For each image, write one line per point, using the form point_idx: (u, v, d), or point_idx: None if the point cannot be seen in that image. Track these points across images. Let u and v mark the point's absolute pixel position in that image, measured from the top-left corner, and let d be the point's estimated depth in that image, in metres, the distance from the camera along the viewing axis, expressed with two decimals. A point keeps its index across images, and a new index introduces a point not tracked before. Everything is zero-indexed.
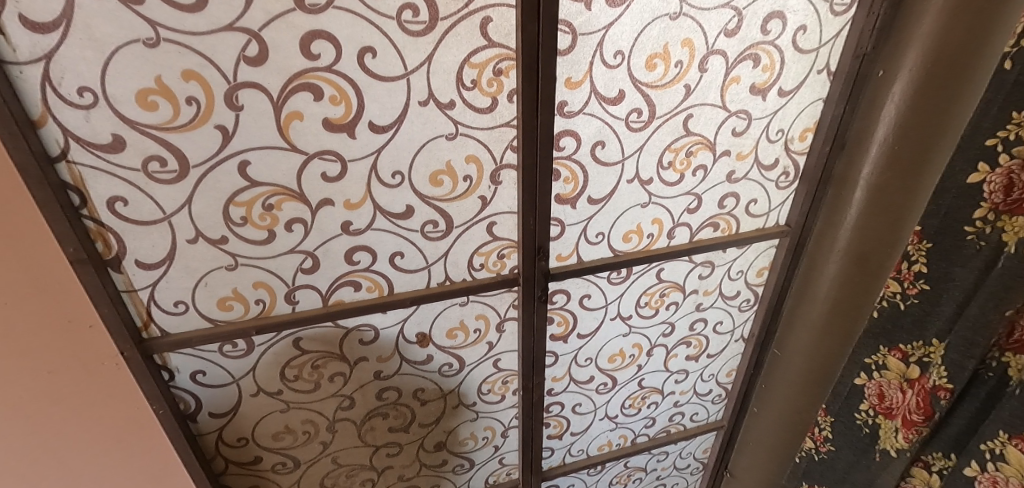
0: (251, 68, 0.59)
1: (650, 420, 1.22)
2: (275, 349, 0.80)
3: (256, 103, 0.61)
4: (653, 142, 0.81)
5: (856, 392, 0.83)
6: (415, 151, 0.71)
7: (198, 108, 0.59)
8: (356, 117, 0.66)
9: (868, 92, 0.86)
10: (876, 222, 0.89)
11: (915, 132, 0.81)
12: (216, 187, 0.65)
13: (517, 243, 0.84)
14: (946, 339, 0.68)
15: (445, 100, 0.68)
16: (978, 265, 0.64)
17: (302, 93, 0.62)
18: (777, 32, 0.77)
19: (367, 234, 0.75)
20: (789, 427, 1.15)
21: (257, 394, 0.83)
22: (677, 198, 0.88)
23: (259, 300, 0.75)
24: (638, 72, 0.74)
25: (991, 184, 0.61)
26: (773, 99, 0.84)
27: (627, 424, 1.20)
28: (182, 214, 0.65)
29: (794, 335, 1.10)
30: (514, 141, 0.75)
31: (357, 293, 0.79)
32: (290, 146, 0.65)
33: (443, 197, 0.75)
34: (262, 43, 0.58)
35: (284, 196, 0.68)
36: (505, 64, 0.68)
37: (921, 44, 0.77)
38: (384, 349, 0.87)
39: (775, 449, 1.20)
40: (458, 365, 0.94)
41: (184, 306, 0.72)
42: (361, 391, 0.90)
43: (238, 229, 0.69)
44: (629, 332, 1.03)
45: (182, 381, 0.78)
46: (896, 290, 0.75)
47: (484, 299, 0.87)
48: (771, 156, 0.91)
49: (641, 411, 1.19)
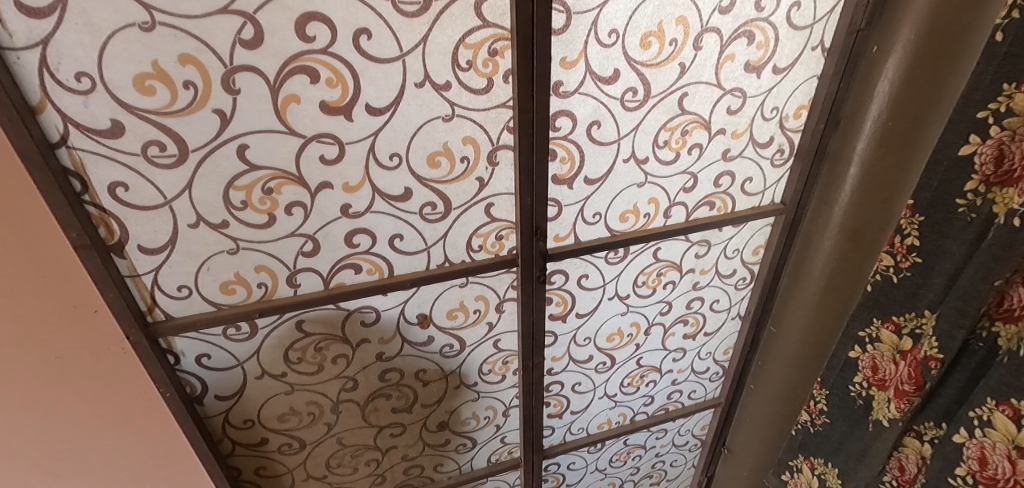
0: (247, 51, 0.59)
1: (649, 398, 1.24)
2: (279, 332, 0.81)
3: (253, 87, 0.62)
4: (648, 121, 0.81)
5: (850, 365, 0.86)
6: (412, 133, 0.71)
7: (195, 93, 0.60)
8: (352, 100, 0.66)
9: (863, 67, 0.86)
10: (870, 198, 0.91)
11: (910, 106, 0.82)
12: (216, 172, 0.66)
13: (515, 224, 0.84)
14: (938, 310, 0.70)
15: (441, 81, 0.69)
16: (969, 237, 0.65)
17: (299, 76, 0.63)
18: (771, 9, 0.77)
19: (367, 217, 0.76)
20: (785, 401, 1.18)
21: (262, 376, 0.85)
22: (673, 177, 0.89)
23: (262, 284, 0.76)
24: (633, 51, 0.74)
25: (981, 156, 0.62)
26: (768, 77, 0.85)
27: (626, 402, 1.22)
28: (183, 199, 0.66)
29: (790, 312, 1.12)
30: (510, 122, 0.75)
31: (357, 276, 0.80)
32: (288, 130, 0.66)
33: (441, 179, 0.76)
34: (258, 25, 0.58)
35: (283, 179, 0.69)
36: (500, 45, 0.68)
37: (915, 18, 0.77)
38: (385, 331, 0.88)
39: (772, 423, 1.23)
40: (458, 346, 0.95)
41: (188, 291, 0.73)
42: (364, 372, 0.91)
43: (239, 214, 0.69)
44: (627, 311, 1.05)
45: (188, 365, 0.80)
46: (889, 264, 0.77)
47: (483, 281, 0.89)
48: (767, 134, 0.91)
49: (640, 390, 1.21)
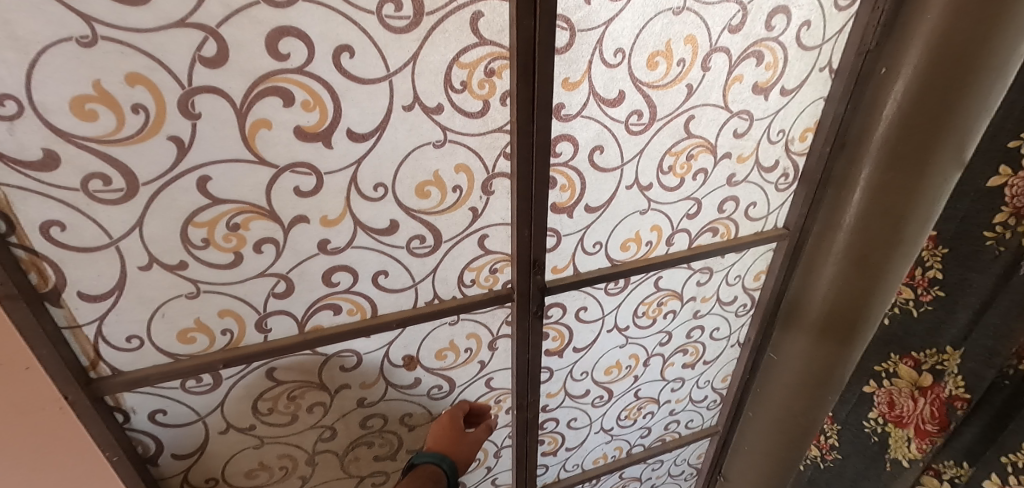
0: (209, 71, 0.51)
1: (646, 430, 1.18)
2: (246, 382, 0.72)
3: (216, 110, 0.53)
4: (653, 145, 0.76)
5: (864, 399, 0.80)
6: (399, 161, 0.64)
7: (147, 118, 0.51)
8: (332, 125, 0.59)
9: (870, 90, 0.83)
10: (876, 224, 0.88)
11: (919, 130, 0.79)
12: (172, 207, 0.57)
13: (511, 256, 0.78)
14: (962, 347, 0.66)
15: (432, 104, 0.62)
16: (996, 271, 0.62)
17: (270, 98, 0.55)
18: (781, 29, 0.74)
19: (347, 252, 0.68)
20: (787, 429, 1.14)
21: (227, 431, 0.75)
22: (677, 203, 0.84)
23: (226, 330, 0.67)
24: (639, 71, 0.69)
25: (1013, 188, 0.59)
26: (775, 99, 0.81)
27: (623, 435, 1.16)
28: (132, 237, 0.57)
29: (790, 340, 1.08)
30: (507, 147, 0.68)
31: (337, 318, 0.72)
32: (258, 159, 0.58)
33: (430, 210, 0.69)
34: (221, 41, 0.50)
35: (251, 213, 0.60)
36: (498, 64, 0.62)
37: (926, 40, 0.74)
38: (368, 375, 0.80)
39: (772, 453, 1.19)
40: (448, 386, 0.87)
41: (139, 341, 0.63)
42: (343, 420, 0.83)
43: (199, 253, 0.60)
44: (626, 343, 0.99)
45: (140, 422, 0.69)
46: (909, 297, 0.72)
47: (475, 317, 0.82)
48: (772, 158, 0.88)
49: (637, 422, 1.15)
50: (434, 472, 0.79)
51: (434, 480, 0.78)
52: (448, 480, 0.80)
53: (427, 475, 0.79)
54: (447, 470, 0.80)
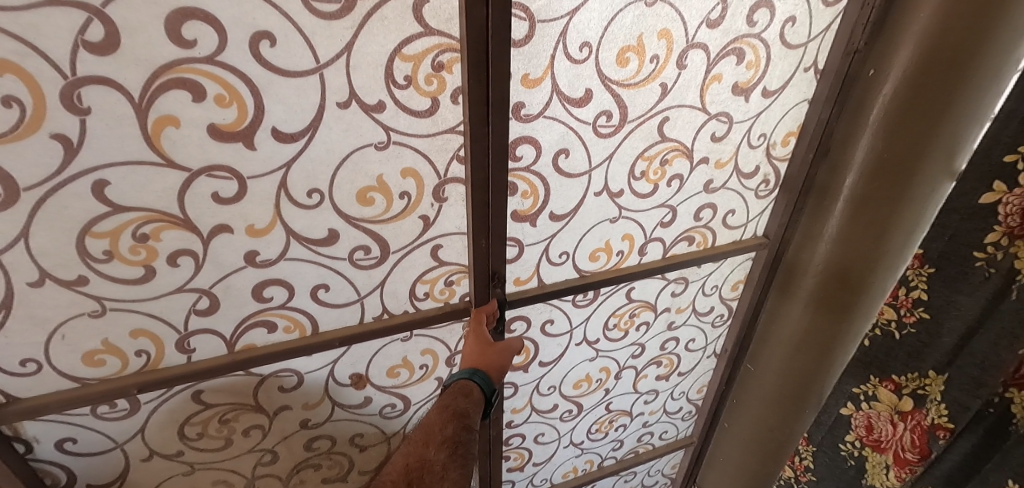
0: (96, 58, 0.43)
1: (618, 442, 1.15)
2: (169, 406, 0.64)
3: (110, 104, 0.46)
4: (624, 149, 0.70)
5: (841, 422, 0.75)
6: (336, 164, 0.57)
7: (22, 112, 0.43)
8: (253, 123, 0.51)
9: (857, 93, 0.78)
10: (858, 236, 0.83)
11: (906, 137, 0.74)
12: (64, 216, 0.49)
13: (469, 268, 0.72)
14: (947, 373, 0.61)
15: (372, 101, 0.55)
16: (986, 294, 0.57)
17: (174, 91, 0.47)
18: (763, 24, 0.68)
19: (280, 265, 0.61)
20: (762, 442, 1.11)
21: (150, 458, 0.68)
22: (651, 211, 0.78)
23: (141, 351, 0.59)
24: (607, 68, 0.62)
25: (1007, 206, 0.53)
26: (757, 100, 0.75)
27: (593, 449, 1.12)
28: (17, 250, 0.49)
29: (767, 352, 1.04)
30: (461, 150, 0.62)
31: (272, 336, 0.65)
32: (166, 162, 0.50)
33: (374, 218, 0.62)
34: (110, 23, 0.42)
35: (162, 223, 0.53)
36: (447, 57, 0.55)
37: (917, 40, 0.69)
38: (311, 396, 0.73)
39: (747, 465, 1.16)
40: (402, 405, 0.81)
41: (37, 365, 0.55)
42: (286, 443, 0.76)
43: (102, 267, 0.53)
44: (596, 356, 0.93)
45: (46, 452, 0.62)
46: (890, 317, 0.66)
47: (430, 333, 0.76)
48: (752, 164, 0.83)
49: (609, 434, 1.11)
50: (466, 384, 0.68)
51: (467, 391, 0.66)
52: (482, 393, 0.68)
53: (457, 389, 0.67)
54: (480, 384, 0.69)
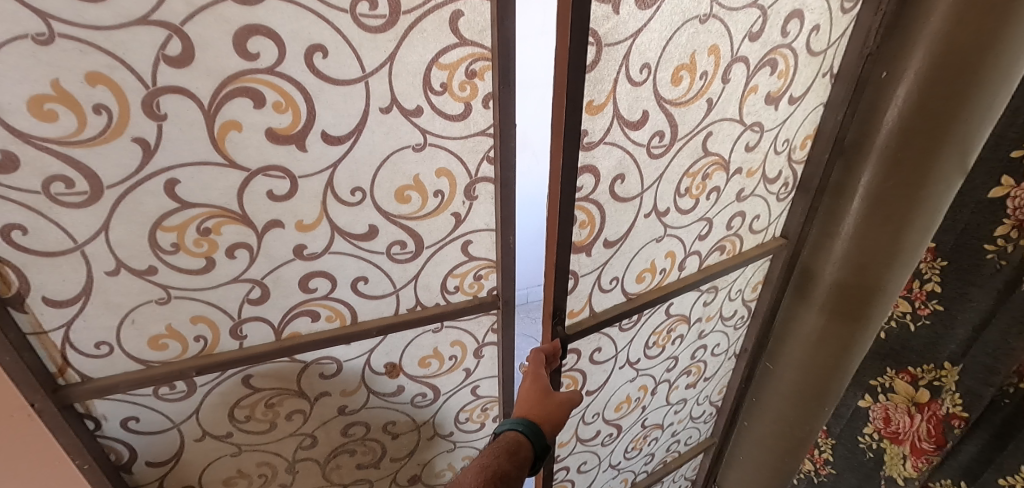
0: (173, 70, 0.49)
1: (650, 457, 1.20)
2: (222, 389, 0.70)
3: (183, 111, 0.51)
4: (673, 168, 0.76)
5: (859, 414, 0.75)
6: (378, 164, 0.62)
7: (109, 119, 0.49)
8: (306, 127, 0.57)
9: (869, 94, 0.83)
10: (874, 234, 0.87)
11: (919, 137, 0.77)
12: (139, 210, 0.55)
13: (495, 263, 0.77)
14: (961, 363, 0.62)
15: (411, 106, 0.60)
16: (997, 286, 0.58)
17: (239, 99, 0.53)
18: (794, 34, 0.74)
19: (325, 258, 0.66)
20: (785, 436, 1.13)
21: (203, 438, 0.73)
22: (690, 226, 0.85)
23: (199, 337, 0.65)
24: (663, 88, 0.68)
25: (1015, 199, 0.55)
26: (784, 108, 0.82)
27: (629, 467, 1.18)
28: (97, 242, 0.55)
29: (788, 348, 1.07)
30: (491, 151, 0.67)
31: (314, 324, 0.70)
32: (228, 162, 0.56)
33: (411, 215, 0.67)
34: (187, 39, 0.48)
35: (223, 218, 0.58)
36: (479, 65, 0.61)
37: (929, 43, 0.73)
38: (349, 383, 0.78)
39: (770, 459, 1.19)
40: (432, 394, 0.86)
41: (108, 348, 0.61)
42: (324, 428, 0.81)
43: (169, 258, 0.58)
44: (637, 376, 1.01)
45: (112, 430, 0.67)
46: (905, 310, 0.68)
47: (460, 324, 0.80)
48: (776, 169, 0.89)
49: (643, 450, 1.17)
50: (516, 438, 0.67)
51: (513, 449, 0.65)
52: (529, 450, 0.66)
53: (507, 443, 0.66)
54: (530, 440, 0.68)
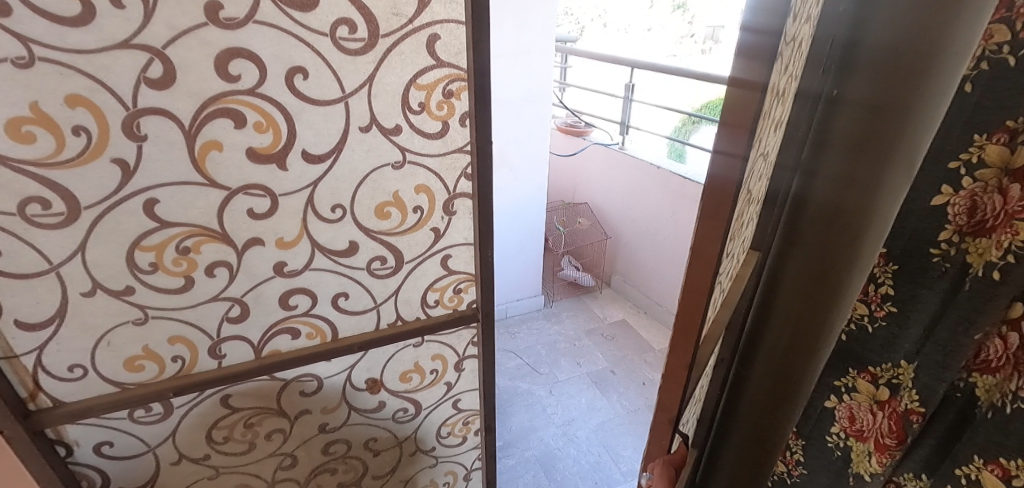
0: (155, 92, 0.50)
1: None
2: (200, 409, 0.69)
3: (163, 132, 0.52)
4: (740, 214, 0.71)
5: (826, 415, 0.78)
6: (358, 182, 0.64)
7: (89, 140, 0.49)
8: (286, 146, 0.58)
9: (825, 112, 0.93)
10: (838, 235, 0.97)
11: (872, 147, 0.90)
12: (118, 230, 0.54)
13: (474, 276, 0.78)
14: (916, 361, 0.65)
15: (390, 125, 0.62)
16: (943, 287, 0.62)
17: (219, 119, 0.54)
18: (796, 59, 0.77)
19: (305, 275, 0.67)
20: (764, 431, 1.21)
21: (179, 461, 0.72)
22: (729, 267, 0.82)
23: (177, 357, 0.64)
24: (758, 138, 0.61)
25: (953, 207, 0.59)
26: (778, 129, 0.83)
27: None
28: (74, 263, 0.54)
29: (763, 347, 1.15)
30: (468, 169, 0.69)
31: (295, 342, 0.71)
32: (209, 182, 0.56)
33: (390, 231, 0.69)
34: (168, 62, 0.49)
35: (202, 237, 0.59)
36: (455, 85, 0.63)
37: (875, 67, 0.86)
38: (329, 400, 0.78)
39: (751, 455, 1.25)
40: (414, 409, 0.86)
41: (83, 370, 0.60)
42: (305, 447, 0.80)
43: (147, 277, 0.58)
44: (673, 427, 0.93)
45: (84, 456, 0.66)
46: (863, 312, 0.71)
47: (441, 338, 0.81)
48: (763, 188, 0.91)
49: None
50: None
51: None
52: None
53: None
54: None
